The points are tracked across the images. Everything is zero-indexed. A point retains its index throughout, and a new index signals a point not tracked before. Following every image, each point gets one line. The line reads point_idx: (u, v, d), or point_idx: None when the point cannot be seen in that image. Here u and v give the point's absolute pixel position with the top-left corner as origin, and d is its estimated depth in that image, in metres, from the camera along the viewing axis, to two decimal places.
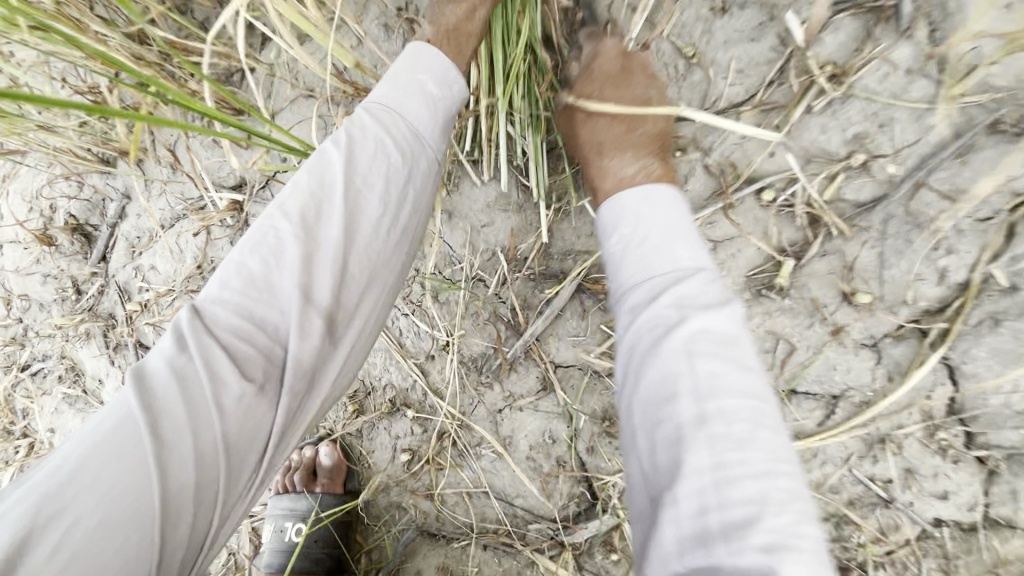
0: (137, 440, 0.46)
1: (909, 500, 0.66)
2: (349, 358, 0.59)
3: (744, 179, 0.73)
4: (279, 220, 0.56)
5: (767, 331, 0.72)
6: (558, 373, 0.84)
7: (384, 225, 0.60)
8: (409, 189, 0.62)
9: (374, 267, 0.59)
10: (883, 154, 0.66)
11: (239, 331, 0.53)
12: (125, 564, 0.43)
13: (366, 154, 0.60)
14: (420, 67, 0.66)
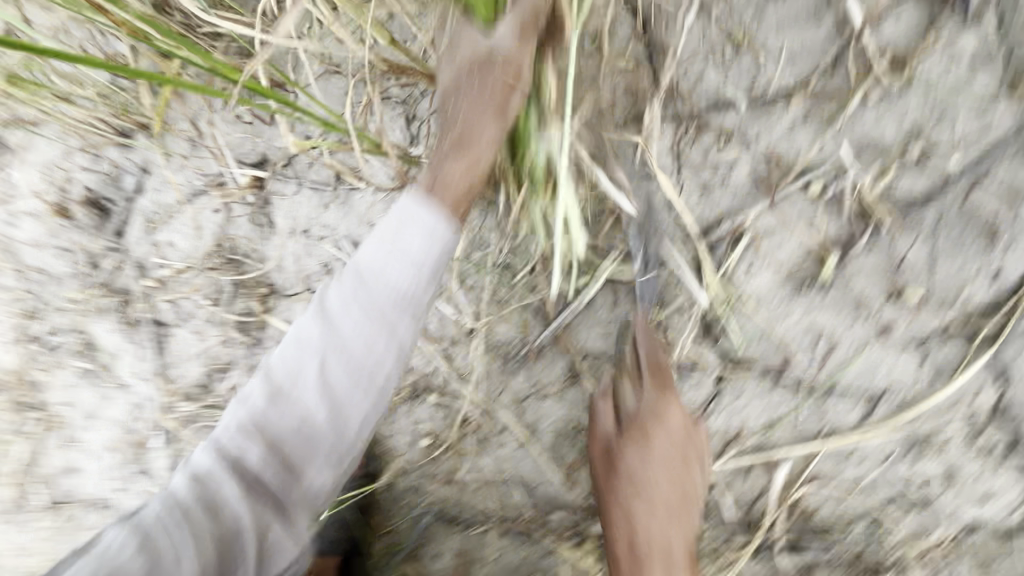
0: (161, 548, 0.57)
1: (948, 501, 0.65)
2: (339, 449, 0.64)
3: (791, 169, 0.71)
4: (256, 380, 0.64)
5: (808, 327, 0.71)
6: (587, 363, 0.83)
7: (377, 348, 0.64)
8: (401, 330, 0.65)
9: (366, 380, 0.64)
10: (939, 149, 0.65)
11: (241, 447, 0.63)
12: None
13: (342, 308, 0.63)
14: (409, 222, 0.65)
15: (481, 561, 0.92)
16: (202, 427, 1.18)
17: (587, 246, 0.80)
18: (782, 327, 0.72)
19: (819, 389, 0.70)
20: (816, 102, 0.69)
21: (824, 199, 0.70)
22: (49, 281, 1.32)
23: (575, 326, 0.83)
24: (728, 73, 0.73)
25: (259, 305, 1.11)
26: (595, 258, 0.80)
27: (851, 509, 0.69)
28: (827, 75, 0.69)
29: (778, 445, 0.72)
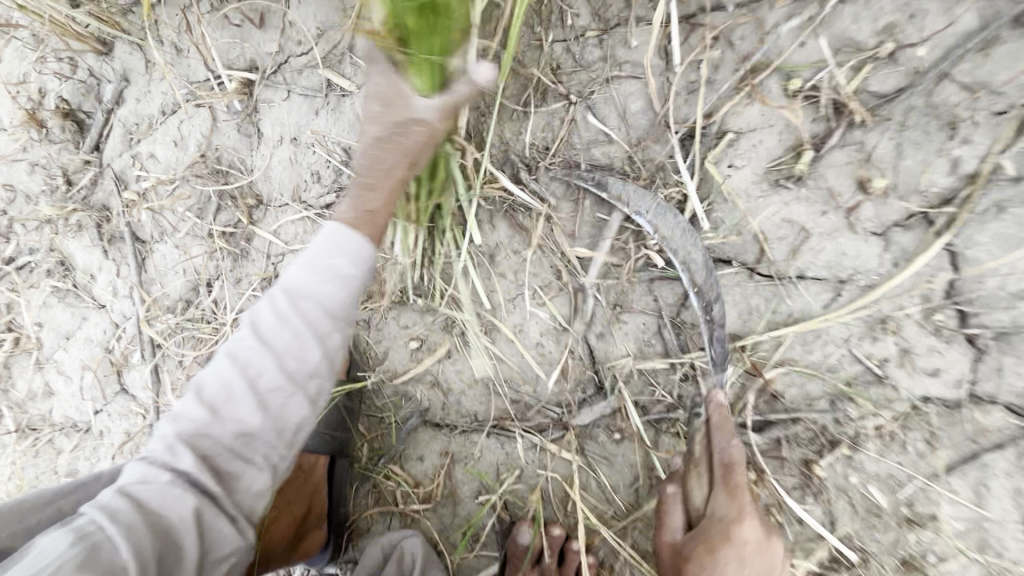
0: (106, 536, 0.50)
1: (903, 377, 0.71)
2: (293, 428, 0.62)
3: (772, 67, 0.74)
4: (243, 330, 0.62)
5: (783, 219, 0.74)
6: (573, 262, 0.85)
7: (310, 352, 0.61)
8: (335, 337, 0.63)
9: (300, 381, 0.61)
10: (911, 44, 0.68)
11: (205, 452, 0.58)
12: None
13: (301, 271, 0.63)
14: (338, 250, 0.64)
15: (466, 459, 0.94)
16: (187, 342, 1.18)
17: (577, 144, 0.83)
18: (758, 217, 0.75)
19: (791, 274, 0.74)
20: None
21: (803, 95, 0.73)
22: (25, 197, 1.27)
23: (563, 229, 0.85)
24: None
25: (246, 216, 1.10)
26: (581, 159, 0.83)
27: (816, 389, 0.74)
28: None
29: (749, 331, 0.76)
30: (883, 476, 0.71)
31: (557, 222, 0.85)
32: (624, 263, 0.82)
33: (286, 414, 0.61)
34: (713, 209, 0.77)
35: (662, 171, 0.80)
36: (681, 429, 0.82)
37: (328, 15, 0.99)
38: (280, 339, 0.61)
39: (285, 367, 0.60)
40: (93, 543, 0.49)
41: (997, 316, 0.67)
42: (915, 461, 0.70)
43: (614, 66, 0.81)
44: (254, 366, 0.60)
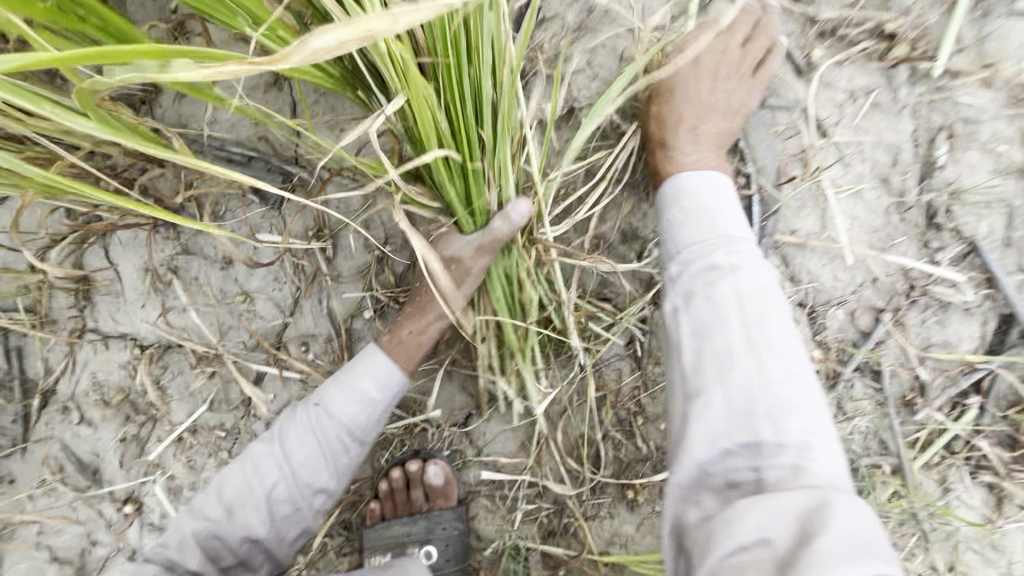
0: (255, 463, 0.78)
1: (604, 353, 0.91)
2: (272, 542, 0.78)
3: (349, 320, 0.95)
4: (341, 422, 0.78)
5: (456, 367, 0.94)
6: (415, 507, 0.91)
7: (304, 465, 0.78)
8: (290, 473, 0.77)
9: (283, 503, 0.77)
10: (382, 237, 0.93)
11: (300, 469, 0.78)
12: (247, 485, 0.77)
13: (350, 406, 0.79)
14: (353, 388, 0.80)
15: None
16: None
17: None
18: (446, 378, 0.94)
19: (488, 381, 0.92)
20: (312, 281, 0.94)
21: (380, 311, 0.94)
22: None
23: (389, 502, 0.93)
24: (260, 317, 0.95)
25: None
26: None
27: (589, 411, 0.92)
28: (298, 264, 0.94)
29: (519, 430, 0.93)
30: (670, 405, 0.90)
31: (371, 500, 0.94)
32: (451, 473, 0.91)
33: (242, 517, 0.76)
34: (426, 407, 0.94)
35: None
36: (576, 518, 0.93)
37: None
38: (285, 483, 0.77)
39: (280, 490, 0.77)
40: (315, 454, 0.78)
41: (587, 282, 0.91)
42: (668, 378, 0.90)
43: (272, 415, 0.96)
44: (350, 413, 0.79)
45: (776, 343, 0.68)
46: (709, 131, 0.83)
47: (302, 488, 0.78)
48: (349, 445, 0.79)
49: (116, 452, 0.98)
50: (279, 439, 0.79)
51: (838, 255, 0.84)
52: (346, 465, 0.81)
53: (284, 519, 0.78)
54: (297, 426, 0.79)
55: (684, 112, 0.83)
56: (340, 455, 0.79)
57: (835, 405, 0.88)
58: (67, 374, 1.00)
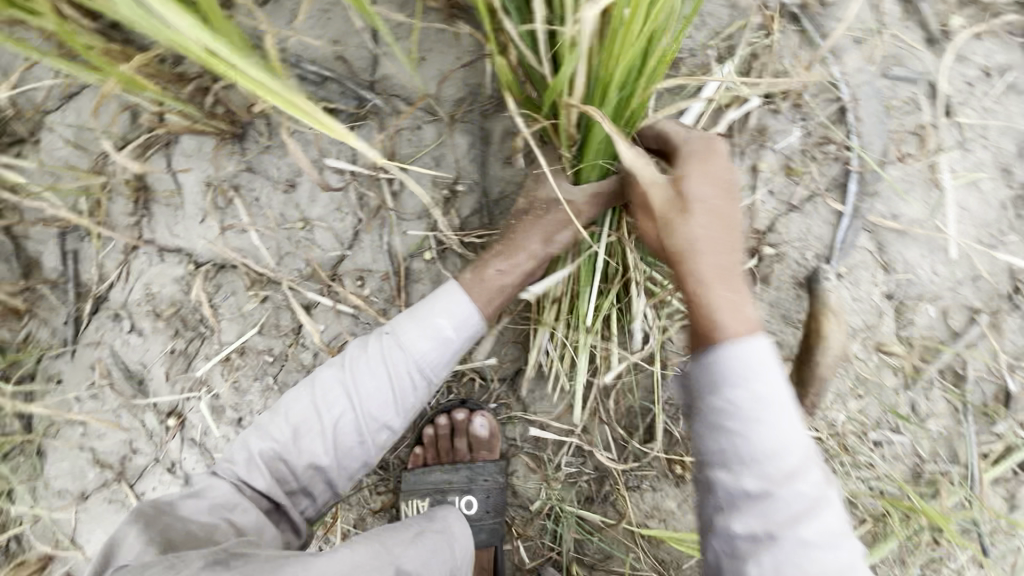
0: (322, 391, 0.74)
1: (670, 322, 0.88)
2: (334, 473, 0.73)
3: (409, 258, 0.92)
4: (410, 355, 0.74)
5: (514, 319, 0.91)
6: (458, 457, 0.89)
7: (369, 397, 0.73)
8: (355, 401, 0.73)
9: (347, 433, 0.73)
10: (452, 176, 0.89)
11: (366, 400, 0.73)
12: (312, 411, 0.73)
13: (420, 342, 0.74)
14: (425, 322, 0.75)
15: None
16: None
17: None
18: (503, 330, 0.91)
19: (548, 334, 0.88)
20: (375, 214, 0.91)
21: (441, 253, 0.92)
22: None
23: (431, 449, 0.91)
24: (318, 246, 0.93)
25: None
26: None
27: (645, 381, 0.89)
28: (362, 195, 0.91)
29: (572, 392, 0.90)
30: None
31: (414, 444, 0.93)
32: (498, 427, 0.91)
33: (307, 441, 0.72)
34: (477, 357, 0.92)
35: None
36: (618, 487, 0.91)
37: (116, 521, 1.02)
38: (349, 413, 0.73)
39: (344, 421, 0.73)
40: (384, 387, 0.74)
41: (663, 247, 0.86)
42: None
43: (322, 346, 0.95)
44: (420, 348, 0.74)
45: (808, 467, 0.55)
46: (721, 262, 0.64)
47: (366, 423, 0.73)
48: (414, 382, 0.75)
49: (162, 365, 0.98)
50: (346, 366, 0.75)
51: (941, 247, 0.79)
52: (414, 403, 0.76)
53: (347, 452, 0.73)
54: (367, 357, 0.75)
55: (692, 205, 0.66)
56: (408, 391, 0.75)
57: (910, 405, 0.83)
58: (120, 283, 0.99)
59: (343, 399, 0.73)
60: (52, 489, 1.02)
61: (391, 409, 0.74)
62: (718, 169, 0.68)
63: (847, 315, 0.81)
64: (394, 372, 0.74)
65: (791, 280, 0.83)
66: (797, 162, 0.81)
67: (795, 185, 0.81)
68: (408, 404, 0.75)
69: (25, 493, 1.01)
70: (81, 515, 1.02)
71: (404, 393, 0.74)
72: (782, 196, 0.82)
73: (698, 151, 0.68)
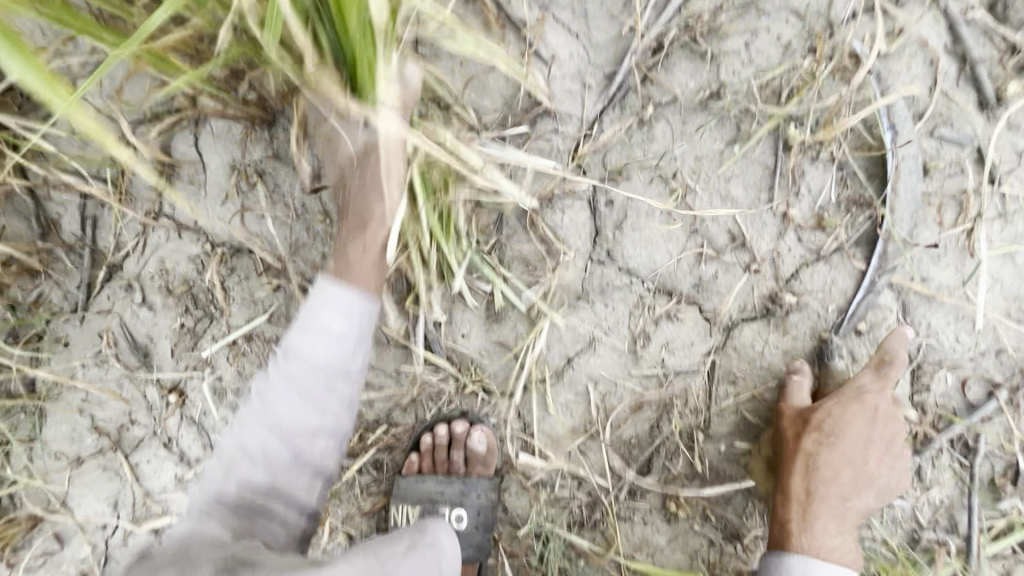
0: (238, 435, 0.72)
1: (680, 359, 0.87)
2: (291, 490, 0.71)
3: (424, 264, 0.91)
4: (305, 356, 0.71)
5: (522, 338, 0.90)
6: (453, 469, 0.90)
7: (281, 403, 0.71)
8: (270, 421, 0.71)
9: (282, 451, 0.71)
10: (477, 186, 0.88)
11: (284, 411, 0.71)
12: (239, 448, 0.71)
13: (313, 340, 0.72)
14: (313, 316, 0.73)
15: None
16: None
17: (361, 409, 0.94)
18: (512, 346, 0.90)
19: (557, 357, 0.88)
20: None
21: (457, 261, 0.90)
22: None
23: (427, 458, 0.91)
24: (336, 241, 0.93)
25: None
26: (376, 418, 0.94)
27: (649, 415, 0.88)
28: None
29: (572, 416, 0.89)
30: (737, 428, 0.85)
31: (410, 451, 0.93)
32: (496, 444, 0.90)
33: (257, 476, 0.70)
34: (482, 370, 0.91)
35: (425, 373, 0.92)
36: (608, 516, 0.90)
37: (108, 489, 1.03)
38: (274, 439, 0.71)
39: (279, 446, 0.71)
40: (294, 389, 0.71)
41: (682, 283, 0.85)
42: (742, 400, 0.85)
43: None
44: (308, 346, 0.72)
45: None
46: (838, 499, 0.76)
47: (299, 430, 0.71)
48: (322, 373, 0.71)
49: (168, 340, 0.99)
50: (244, 414, 0.73)
51: (968, 316, 0.77)
52: (342, 400, 0.74)
53: (294, 471, 0.72)
54: (257, 404, 0.72)
55: (841, 445, 0.77)
56: (320, 388, 0.72)
57: (915, 471, 0.81)
58: (135, 254, 0.99)
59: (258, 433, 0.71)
60: (47, 451, 1.02)
61: (317, 410, 0.72)
62: (859, 418, 0.77)
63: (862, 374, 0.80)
64: (303, 370, 0.72)
65: (809, 332, 0.81)
66: (830, 212, 0.79)
67: (825, 235, 0.79)
68: (334, 397, 0.73)
69: (20, 452, 1.02)
70: (74, 480, 1.03)
71: (318, 380, 0.71)
72: (810, 245, 0.80)
73: (846, 397, 0.77)
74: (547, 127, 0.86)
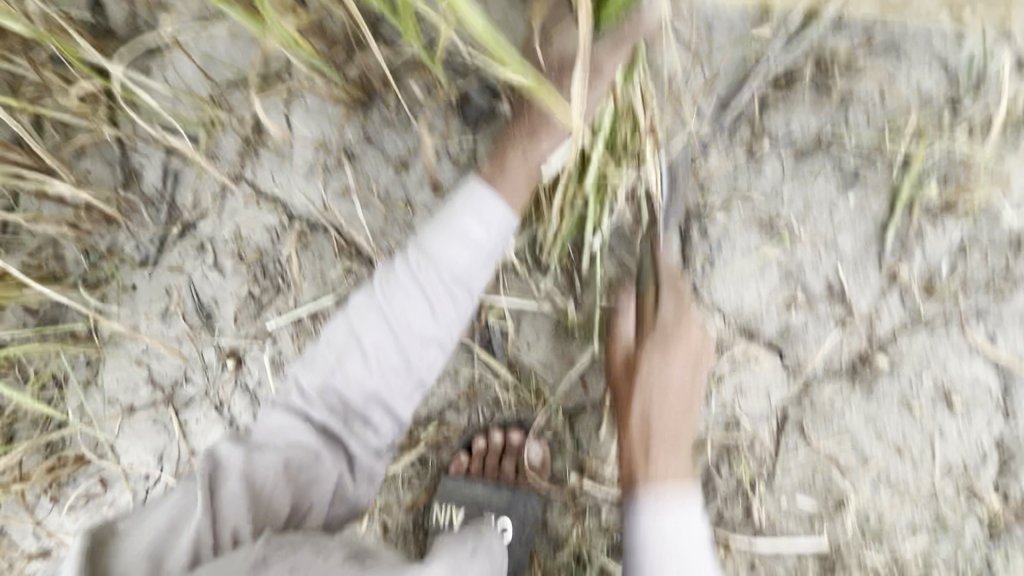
0: (339, 342, 0.71)
1: (754, 405, 0.83)
2: (384, 416, 0.72)
3: (501, 269, 0.89)
4: (434, 264, 0.70)
5: (590, 357, 0.88)
6: (501, 475, 0.89)
7: (396, 318, 0.70)
8: (381, 335, 0.70)
9: (388, 370, 0.70)
10: None
11: (403, 323, 0.70)
12: (338, 355, 0.70)
13: (451, 245, 0.70)
14: (454, 219, 0.71)
15: None
16: None
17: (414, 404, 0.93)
18: (578, 363, 0.88)
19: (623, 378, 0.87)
20: None
21: (536, 270, 0.89)
22: None
23: (477, 460, 0.90)
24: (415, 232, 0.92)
25: None
26: (429, 414, 0.93)
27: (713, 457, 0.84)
28: None
29: None
30: (803, 486, 0.82)
31: (460, 452, 0.92)
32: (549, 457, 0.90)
33: (351, 396, 0.70)
34: (544, 383, 0.89)
35: (485, 377, 0.91)
36: None
37: (153, 441, 1.05)
38: (383, 358, 0.70)
39: (392, 356, 0.70)
40: (420, 296, 0.70)
41: (768, 327, 0.81)
42: (814, 457, 0.81)
43: None
44: (441, 254, 0.70)
45: None
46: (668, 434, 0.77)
47: (411, 345, 0.70)
48: (455, 284, 0.70)
49: (234, 305, 0.99)
50: (345, 319, 0.71)
51: None
52: (460, 312, 0.72)
53: (400, 387, 0.71)
54: (362, 309, 0.71)
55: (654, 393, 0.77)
56: (443, 305, 0.70)
57: (988, 560, 0.77)
58: (212, 215, 1.00)
59: (362, 340, 0.70)
60: (100, 395, 1.04)
61: (437, 329, 0.71)
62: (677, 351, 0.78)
63: (946, 449, 0.77)
64: (438, 279, 0.70)
65: (898, 398, 0.78)
66: (941, 278, 0.75)
67: (931, 302, 0.76)
68: (457, 315, 0.72)
69: (76, 391, 1.04)
70: (122, 427, 1.04)
71: (447, 293, 0.71)
72: (913, 309, 0.76)
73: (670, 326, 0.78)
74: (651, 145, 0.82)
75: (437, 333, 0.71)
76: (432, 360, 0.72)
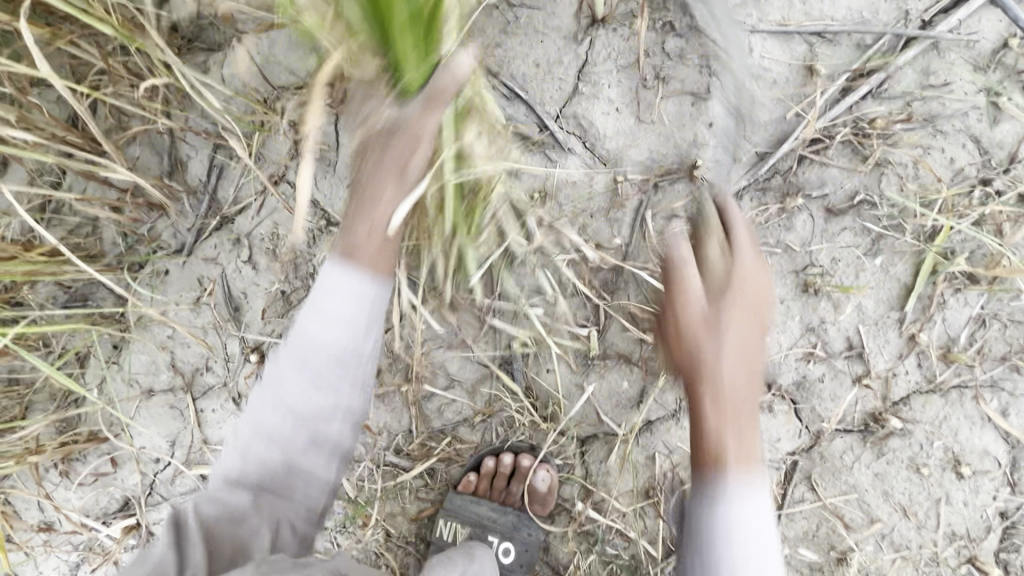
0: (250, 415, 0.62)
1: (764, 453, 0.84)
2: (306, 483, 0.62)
3: (527, 292, 0.90)
4: (329, 305, 0.61)
5: (606, 389, 0.89)
6: (511, 496, 0.91)
7: (304, 372, 0.61)
8: (291, 394, 0.61)
9: (300, 422, 0.61)
10: (601, 233, 0.88)
11: (310, 377, 0.60)
12: (259, 432, 0.61)
13: (333, 296, 0.61)
14: (328, 289, 0.61)
15: None
16: None
17: (428, 417, 0.94)
18: (594, 394, 0.90)
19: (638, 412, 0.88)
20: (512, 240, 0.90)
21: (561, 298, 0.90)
22: None
23: (488, 480, 0.92)
24: None
25: None
26: (442, 427, 0.94)
27: None
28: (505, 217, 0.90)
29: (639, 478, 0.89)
30: (806, 537, 0.83)
31: (470, 471, 0.94)
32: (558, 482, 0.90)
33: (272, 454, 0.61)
34: (559, 409, 0.91)
35: (501, 396, 0.92)
36: None
37: (169, 426, 1.07)
38: (285, 423, 0.61)
39: (297, 408, 0.61)
40: (321, 351, 0.60)
41: (784, 377, 0.83)
42: (819, 509, 0.82)
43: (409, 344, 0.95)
44: (323, 301, 0.61)
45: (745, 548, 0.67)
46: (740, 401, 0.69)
47: (318, 397, 0.61)
48: (350, 329, 0.61)
49: (264, 301, 1.03)
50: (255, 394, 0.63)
51: None
52: (354, 379, 0.62)
53: (309, 460, 0.61)
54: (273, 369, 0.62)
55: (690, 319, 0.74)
56: (346, 360, 0.61)
57: None
58: (251, 212, 1.03)
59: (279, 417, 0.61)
60: (121, 376, 1.06)
61: (344, 349, 0.61)
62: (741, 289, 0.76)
63: (951, 515, 0.78)
64: (339, 322, 0.61)
65: (907, 460, 0.79)
66: (959, 347, 0.77)
67: (947, 368, 0.78)
68: (355, 348, 0.61)
69: (99, 370, 1.06)
70: (140, 409, 1.07)
71: (355, 340, 0.61)
72: (929, 374, 0.78)
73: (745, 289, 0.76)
74: (685, 189, 0.85)
75: (343, 355, 0.60)
76: (334, 438, 0.62)
